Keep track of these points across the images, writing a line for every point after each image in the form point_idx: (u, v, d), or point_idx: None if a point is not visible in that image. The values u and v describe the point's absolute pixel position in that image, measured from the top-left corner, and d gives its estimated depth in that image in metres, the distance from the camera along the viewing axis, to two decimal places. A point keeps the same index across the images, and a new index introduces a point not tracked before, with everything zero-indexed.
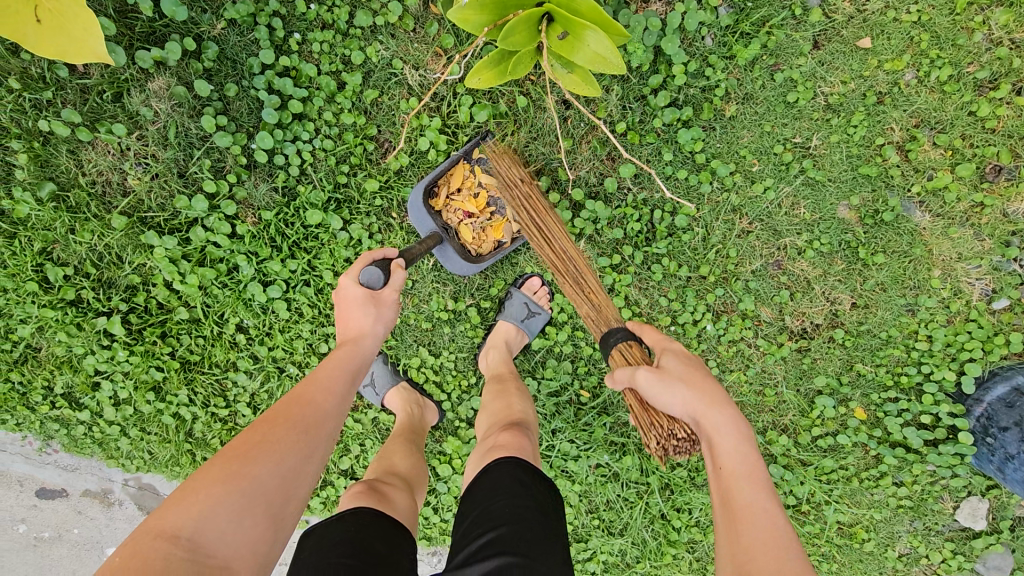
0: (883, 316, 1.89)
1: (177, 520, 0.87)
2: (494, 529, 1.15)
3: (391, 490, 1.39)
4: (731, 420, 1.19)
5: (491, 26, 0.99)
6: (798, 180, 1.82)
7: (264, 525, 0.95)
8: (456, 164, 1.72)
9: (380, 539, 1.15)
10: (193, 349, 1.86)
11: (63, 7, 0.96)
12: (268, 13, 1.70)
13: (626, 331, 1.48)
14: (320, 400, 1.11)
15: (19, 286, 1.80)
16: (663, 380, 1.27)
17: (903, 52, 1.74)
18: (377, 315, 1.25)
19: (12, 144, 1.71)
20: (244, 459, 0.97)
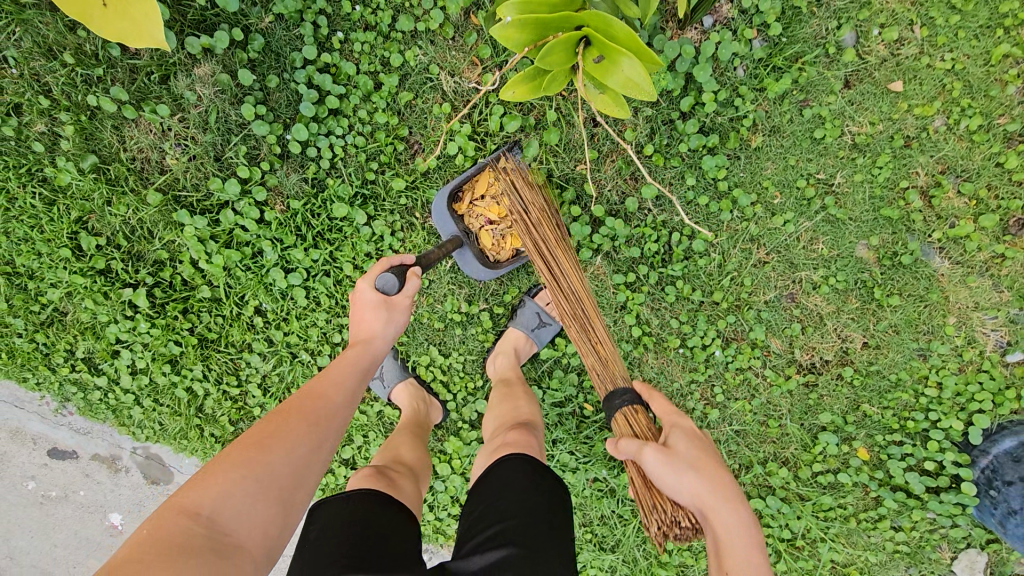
0: (894, 358, 1.89)
1: (197, 498, 0.91)
2: (498, 522, 1.18)
3: (398, 477, 1.42)
4: (739, 518, 1.25)
5: (531, 44, 0.97)
6: (819, 216, 1.83)
7: (277, 511, 0.98)
8: (482, 170, 1.76)
9: (387, 522, 1.17)
10: (212, 328, 1.92)
11: None
12: (314, 10, 1.76)
13: (632, 394, 1.52)
14: (330, 396, 1.15)
15: (54, 251, 1.87)
16: (673, 463, 1.31)
17: (934, 98, 1.75)
18: (389, 318, 1.29)
19: (61, 115, 1.79)
20: (259, 448, 1.00)
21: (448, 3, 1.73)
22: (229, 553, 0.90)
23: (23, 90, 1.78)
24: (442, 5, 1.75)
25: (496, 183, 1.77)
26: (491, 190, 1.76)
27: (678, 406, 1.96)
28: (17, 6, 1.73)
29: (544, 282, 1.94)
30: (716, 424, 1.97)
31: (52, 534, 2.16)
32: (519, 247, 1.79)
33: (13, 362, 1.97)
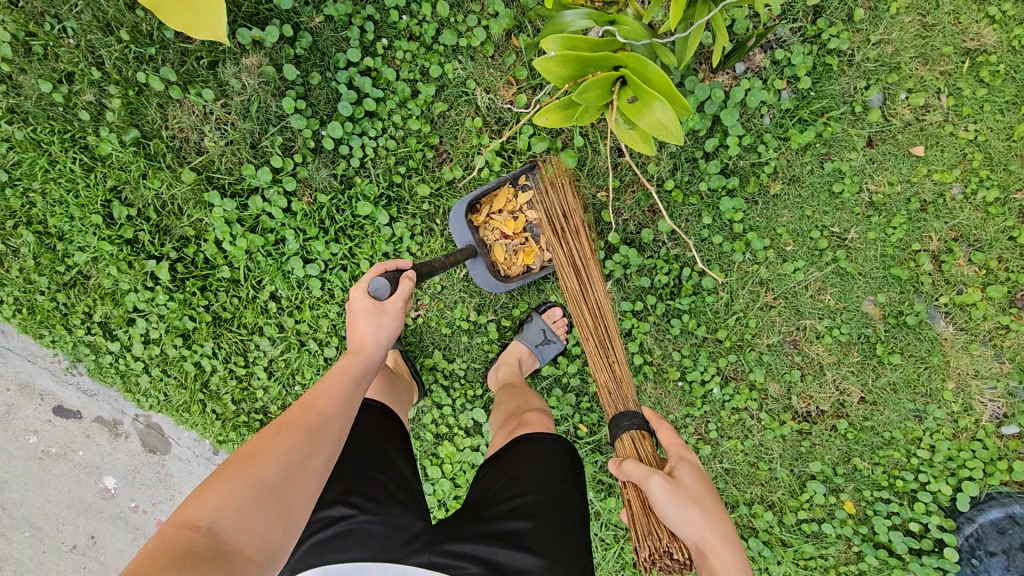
0: (889, 416, 1.93)
1: (196, 511, 0.88)
2: (522, 494, 1.28)
3: (397, 394, 1.66)
4: (735, 557, 1.20)
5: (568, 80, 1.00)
6: (829, 267, 1.87)
7: (275, 519, 0.95)
8: (501, 185, 1.79)
9: (399, 454, 1.39)
10: (227, 307, 1.98)
11: None
12: (363, 16, 1.82)
13: (641, 418, 1.45)
14: (324, 404, 1.12)
15: (86, 217, 1.94)
16: (678, 497, 1.24)
17: (954, 166, 1.79)
18: (380, 324, 1.25)
19: (110, 88, 1.86)
20: (255, 457, 0.98)
21: (492, 23, 1.79)
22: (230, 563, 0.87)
23: (78, 60, 1.87)
24: (486, 25, 1.81)
25: (513, 199, 1.82)
26: (508, 207, 1.82)
27: None
28: None
29: (552, 301, 1.99)
30: (706, 460, 2.00)
31: (45, 490, 2.20)
32: (531, 263, 1.86)
33: (33, 318, 2.03)
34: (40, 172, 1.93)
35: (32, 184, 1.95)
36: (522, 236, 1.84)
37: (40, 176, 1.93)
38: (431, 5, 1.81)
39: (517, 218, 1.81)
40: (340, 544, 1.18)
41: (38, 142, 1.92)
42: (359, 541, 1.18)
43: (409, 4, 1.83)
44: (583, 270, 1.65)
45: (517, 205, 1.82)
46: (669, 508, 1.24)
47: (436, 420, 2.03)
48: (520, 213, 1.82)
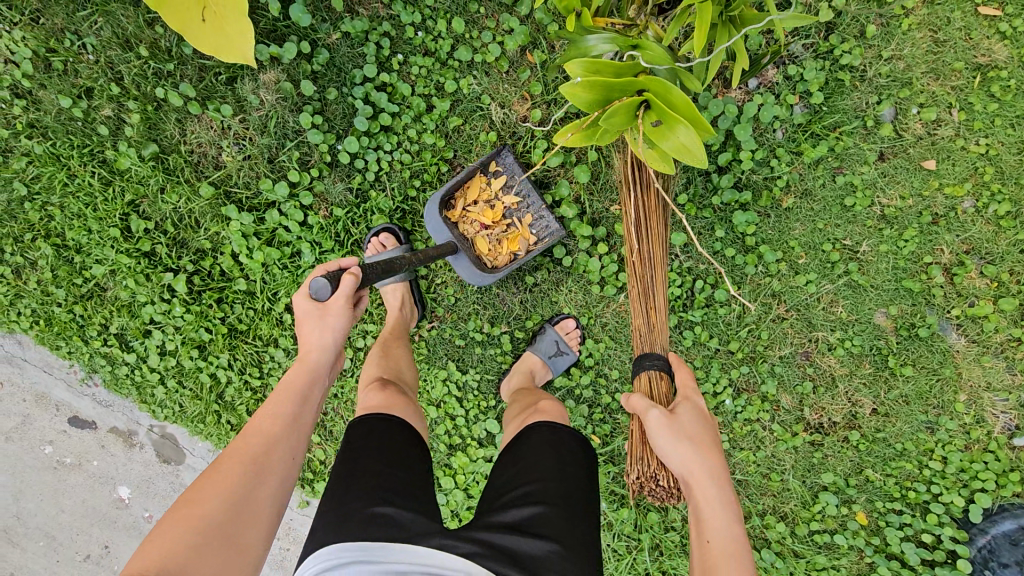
0: (901, 428, 1.94)
1: (144, 560, 0.92)
2: (536, 482, 1.29)
3: (412, 400, 1.60)
4: (721, 493, 1.32)
5: (593, 106, 1.01)
6: (841, 280, 1.88)
7: (230, 548, 1.00)
8: (472, 175, 1.79)
9: (414, 447, 1.34)
10: (242, 319, 1.99)
11: (225, 11, 1.10)
12: (380, 32, 1.84)
13: (663, 361, 1.60)
14: (268, 427, 1.17)
15: (104, 230, 1.96)
16: (672, 431, 1.40)
17: (965, 180, 1.80)
18: (324, 326, 1.29)
19: (129, 103, 1.89)
20: (196, 499, 1.02)
21: (507, 39, 1.81)
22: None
23: (98, 76, 1.89)
24: (501, 41, 1.83)
25: (488, 187, 1.82)
26: (484, 196, 1.82)
27: None
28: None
29: (566, 313, 1.97)
30: None
31: (60, 500, 2.21)
32: (517, 250, 1.84)
33: (50, 329, 2.05)
34: (59, 186, 1.95)
35: (51, 198, 1.97)
36: (502, 225, 1.83)
37: (59, 190, 1.96)
38: (447, 21, 1.83)
39: (495, 206, 1.82)
40: (358, 527, 1.14)
41: (57, 156, 1.95)
42: (378, 527, 1.14)
43: (424, 20, 1.85)
44: (643, 218, 1.65)
45: (491, 192, 1.83)
46: (665, 440, 1.40)
47: (449, 431, 2.04)
48: (496, 201, 1.83)
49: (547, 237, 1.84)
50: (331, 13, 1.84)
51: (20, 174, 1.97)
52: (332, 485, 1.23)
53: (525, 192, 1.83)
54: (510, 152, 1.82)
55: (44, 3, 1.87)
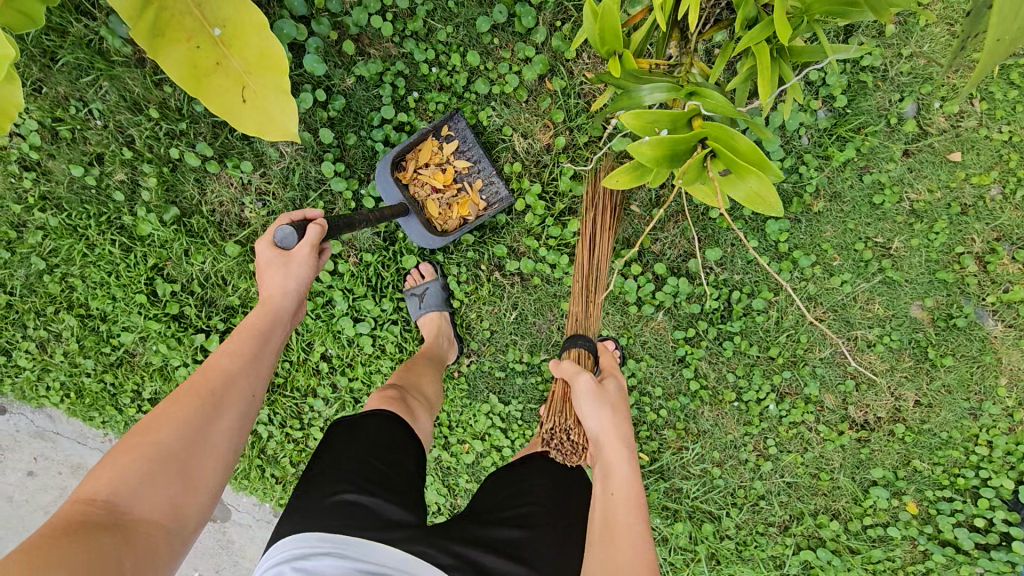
0: (945, 417, 1.95)
1: (93, 487, 0.94)
2: (529, 505, 1.38)
3: (417, 407, 1.60)
4: (627, 456, 1.40)
5: (656, 162, 0.97)
6: (876, 278, 1.89)
7: (180, 480, 1.00)
8: (425, 138, 1.77)
9: (407, 456, 1.39)
10: (279, 372, 1.97)
11: (264, 89, 1.10)
12: (393, 72, 1.82)
13: (591, 343, 1.66)
14: (226, 362, 1.16)
15: (129, 296, 1.92)
16: (596, 397, 1.49)
17: (991, 168, 1.82)
18: (287, 272, 1.28)
19: (145, 167, 1.85)
20: (150, 430, 1.02)
21: (525, 69, 1.79)
22: (134, 529, 0.92)
23: (109, 141, 1.85)
24: (518, 70, 1.81)
25: (439, 151, 1.80)
26: (435, 159, 1.80)
27: (732, 458, 2.02)
28: (108, 63, 1.80)
29: (605, 334, 1.95)
30: (768, 475, 2.03)
31: None
32: (467, 214, 1.82)
33: (82, 401, 2.01)
34: (78, 257, 1.91)
35: (70, 269, 1.93)
36: (454, 188, 1.82)
37: (79, 261, 1.91)
38: (461, 55, 1.81)
39: (446, 169, 1.80)
40: (330, 512, 1.18)
41: (73, 227, 1.91)
42: (349, 512, 1.18)
43: (438, 56, 1.82)
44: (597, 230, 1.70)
45: (443, 155, 1.80)
46: (589, 403, 1.49)
47: (497, 463, 2.02)
48: (448, 164, 1.81)
49: (497, 203, 1.83)
50: (344, 58, 1.81)
51: (37, 248, 1.92)
52: (309, 477, 1.27)
53: (477, 157, 1.81)
54: (463, 117, 1.79)
55: (45, 72, 1.81)
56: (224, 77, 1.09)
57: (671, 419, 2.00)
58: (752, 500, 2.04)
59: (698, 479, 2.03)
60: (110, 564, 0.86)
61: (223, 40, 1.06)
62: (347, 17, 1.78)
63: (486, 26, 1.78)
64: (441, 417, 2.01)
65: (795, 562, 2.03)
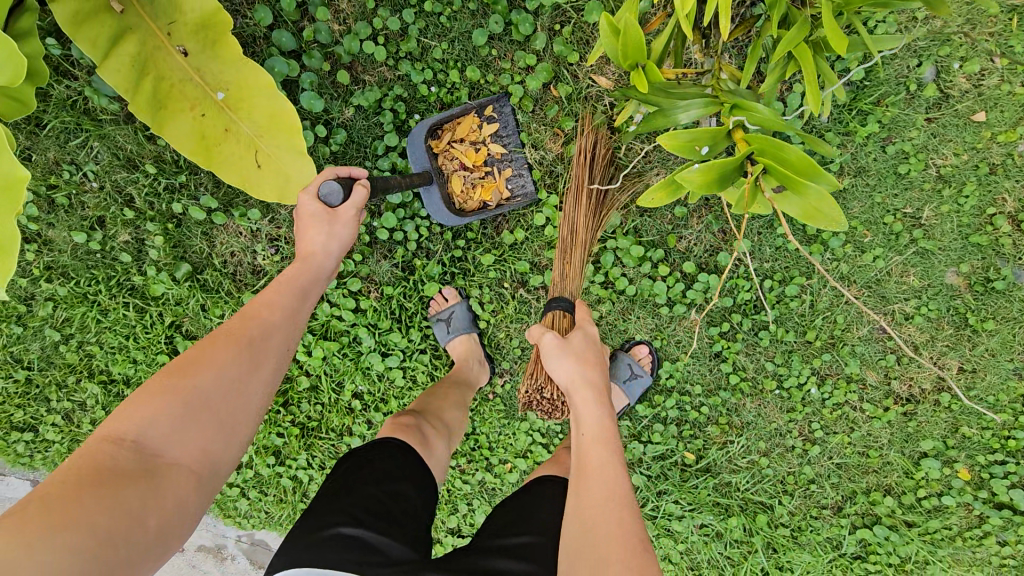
0: (991, 380, 1.91)
1: (123, 427, 0.93)
2: (531, 536, 1.31)
3: (435, 437, 1.56)
4: (598, 399, 1.29)
5: (705, 188, 0.91)
6: (909, 250, 1.84)
7: (213, 429, 0.99)
8: (466, 113, 1.72)
9: (411, 485, 1.36)
10: (312, 416, 1.93)
11: (274, 151, 1.31)
12: (392, 97, 1.75)
13: (568, 303, 1.61)
14: (264, 313, 1.12)
15: (150, 357, 1.87)
16: (561, 349, 1.39)
17: (1017, 124, 1.76)
18: (331, 232, 1.22)
19: (149, 225, 1.79)
20: (185, 372, 1.00)
21: (528, 79, 1.74)
22: (161, 475, 0.92)
23: (108, 203, 1.79)
24: (520, 80, 1.76)
25: (478, 130, 1.75)
26: (472, 137, 1.75)
27: (778, 446, 1.98)
28: (96, 123, 1.73)
29: (638, 338, 1.92)
30: (817, 459, 1.99)
31: None
32: (489, 200, 1.78)
33: None
34: (93, 323, 1.86)
35: (86, 336, 1.88)
36: (482, 170, 1.77)
37: (94, 327, 1.86)
38: (460, 71, 1.75)
39: (479, 150, 1.75)
40: (325, 543, 1.16)
41: (83, 294, 1.85)
42: (344, 545, 1.16)
43: (435, 75, 1.76)
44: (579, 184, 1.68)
45: (480, 136, 1.76)
46: (554, 357, 1.39)
47: None
48: (482, 145, 1.76)
49: (520, 196, 1.79)
50: (340, 89, 1.75)
51: (49, 319, 1.87)
52: (314, 505, 1.27)
53: (513, 147, 1.77)
54: (510, 102, 1.74)
55: (32, 139, 1.75)
56: (234, 141, 1.29)
57: (714, 415, 1.97)
58: (803, 485, 1.99)
59: (747, 472, 1.99)
60: (135, 517, 0.86)
61: (227, 102, 1.26)
62: (338, 47, 1.72)
63: (482, 38, 1.72)
64: (481, 440, 1.96)
65: (852, 542, 1.99)
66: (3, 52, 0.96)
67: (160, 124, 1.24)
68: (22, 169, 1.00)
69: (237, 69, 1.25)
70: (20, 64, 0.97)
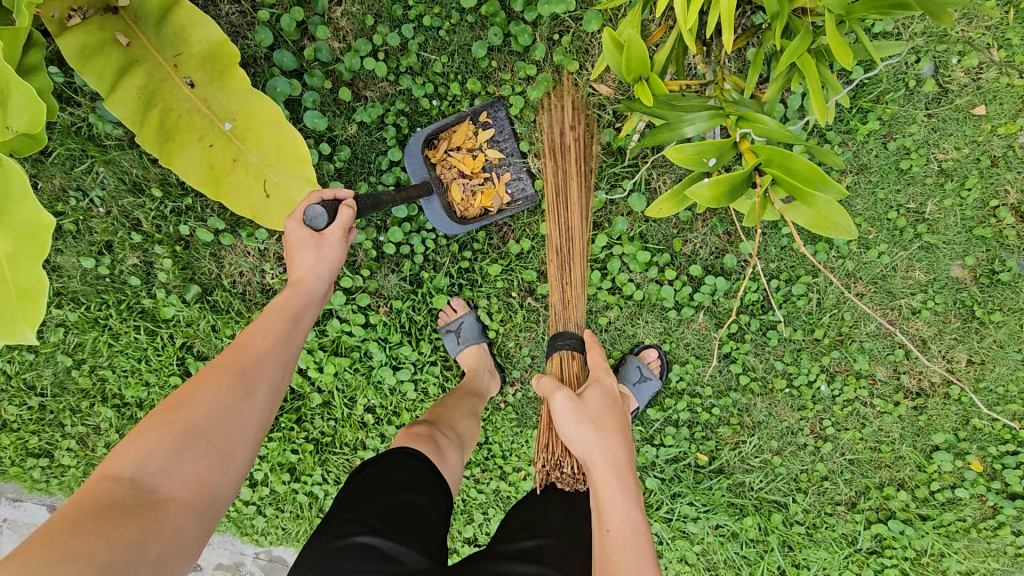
0: (1000, 371, 1.92)
1: (119, 463, 0.93)
2: (546, 538, 1.31)
3: (447, 445, 1.57)
4: (624, 486, 1.24)
5: (716, 203, 0.94)
6: (914, 245, 1.85)
7: (209, 460, 0.98)
8: (461, 121, 1.74)
9: (424, 493, 1.36)
10: (325, 431, 1.94)
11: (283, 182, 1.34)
12: (394, 111, 1.76)
13: (577, 340, 1.52)
14: (255, 341, 1.10)
15: (163, 379, 1.88)
16: (576, 414, 1.32)
17: (1016, 116, 1.77)
18: (320, 255, 1.18)
19: (157, 248, 1.81)
20: (179, 406, 1.00)
21: (529, 89, 1.75)
22: (159, 509, 0.92)
23: (115, 228, 1.80)
24: (521, 91, 1.76)
25: (474, 137, 1.76)
26: (468, 144, 1.76)
27: (790, 444, 1.99)
28: (101, 149, 1.74)
29: (648, 342, 1.92)
30: (829, 456, 1.99)
31: None
32: (490, 206, 1.78)
33: None
34: (104, 348, 1.87)
35: (98, 361, 1.88)
36: (481, 176, 1.77)
37: (106, 351, 1.87)
38: (460, 84, 1.76)
39: (477, 156, 1.75)
40: (338, 553, 1.16)
41: (94, 319, 1.86)
42: (359, 554, 1.16)
43: (436, 88, 1.76)
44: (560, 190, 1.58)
45: (477, 143, 1.76)
46: (568, 423, 1.32)
47: None
48: (478, 151, 1.76)
49: (521, 200, 1.79)
50: (343, 106, 1.76)
51: (61, 344, 1.88)
52: (330, 516, 1.28)
53: (510, 151, 1.77)
54: (504, 107, 1.75)
55: (38, 167, 1.76)
56: (243, 170, 1.32)
57: (725, 415, 1.97)
58: (816, 482, 2.00)
59: (760, 471, 1.99)
60: (135, 549, 0.86)
61: (233, 132, 1.30)
62: (339, 64, 1.73)
63: (481, 51, 1.73)
64: (494, 449, 1.96)
65: (868, 537, 1.99)
66: (23, 100, 1.00)
67: (169, 156, 1.29)
68: (47, 219, 1.11)
69: (243, 99, 1.30)
70: (37, 107, 1.00)
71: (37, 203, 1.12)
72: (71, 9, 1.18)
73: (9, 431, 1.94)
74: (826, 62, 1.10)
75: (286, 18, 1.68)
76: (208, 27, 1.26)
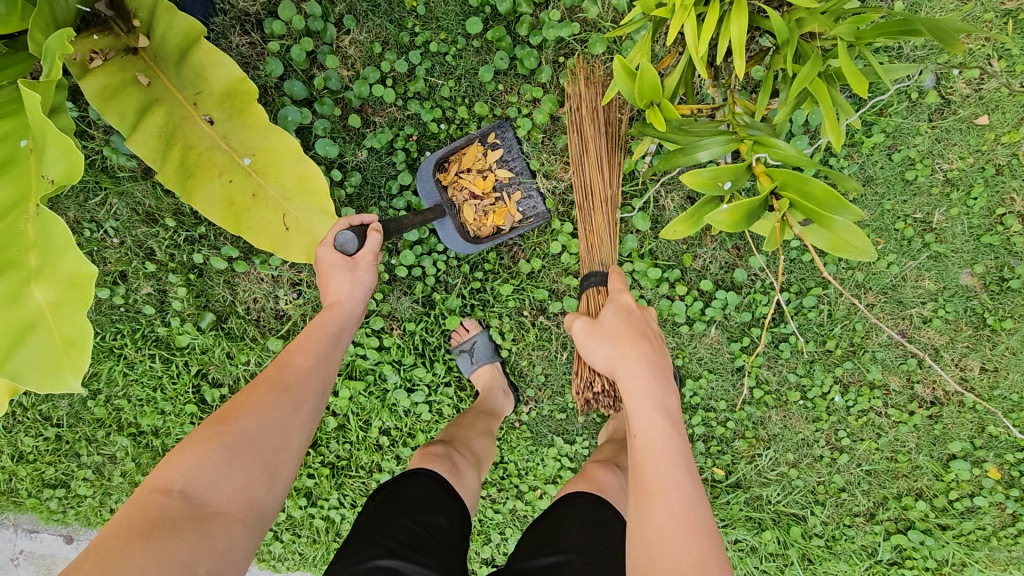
0: (1014, 378, 1.91)
1: (169, 477, 0.95)
2: (564, 553, 1.29)
3: (462, 464, 1.56)
4: (646, 383, 1.19)
5: (733, 227, 0.95)
6: (922, 254, 1.85)
7: (257, 472, 1.00)
8: (470, 143, 1.74)
9: (439, 512, 1.35)
10: (341, 454, 1.94)
11: (301, 216, 1.38)
12: (404, 136, 1.78)
13: (601, 276, 1.56)
14: (296, 359, 1.15)
15: (180, 407, 1.89)
16: (593, 334, 1.32)
17: (1019, 124, 1.79)
18: (354, 279, 1.25)
19: (171, 277, 1.82)
20: (228, 421, 1.02)
21: (535, 111, 1.77)
22: (209, 519, 0.92)
23: (129, 257, 1.82)
24: (528, 112, 1.79)
25: (483, 158, 1.76)
26: (478, 165, 1.76)
27: (807, 455, 1.98)
28: (114, 180, 1.76)
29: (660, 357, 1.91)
30: (846, 467, 1.98)
31: None
32: (502, 224, 1.77)
33: None
34: (120, 377, 1.88)
35: (114, 391, 1.89)
36: (492, 196, 1.77)
37: (122, 380, 1.88)
38: (468, 107, 1.78)
39: (487, 177, 1.75)
40: None
41: (109, 349, 1.87)
42: None
43: (444, 112, 1.79)
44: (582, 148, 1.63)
45: (487, 163, 1.76)
46: (592, 342, 1.32)
47: None
48: (488, 172, 1.76)
49: (532, 217, 1.79)
50: (352, 133, 1.78)
51: None
52: (351, 540, 1.29)
53: (519, 170, 1.77)
54: (512, 127, 1.75)
55: (53, 200, 1.78)
56: (262, 205, 1.36)
57: (740, 429, 1.97)
58: (833, 493, 1.99)
59: (777, 484, 1.98)
60: (188, 564, 0.86)
61: (253, 167, 1.34)
62: (348, 92, 1.76)
63: (488, 75, 1.75)
64: (510, 468, 1.96)
65: (888, 548, 1.98)
66: (63, 149, 0.97)
67: (189, 192, 1.32)
68: (91, 266, 1.01)
69: (263, 135, 1.33)
70: (76, 154, 0.98)
71: (81, 251, 1.01)
72: (93, 51, 1.21)
73: (26, 462, 1.94)
74: (836, 85, 1.12)
75: (295, 49, 1.71)
76: (227, 66, 1.29)
